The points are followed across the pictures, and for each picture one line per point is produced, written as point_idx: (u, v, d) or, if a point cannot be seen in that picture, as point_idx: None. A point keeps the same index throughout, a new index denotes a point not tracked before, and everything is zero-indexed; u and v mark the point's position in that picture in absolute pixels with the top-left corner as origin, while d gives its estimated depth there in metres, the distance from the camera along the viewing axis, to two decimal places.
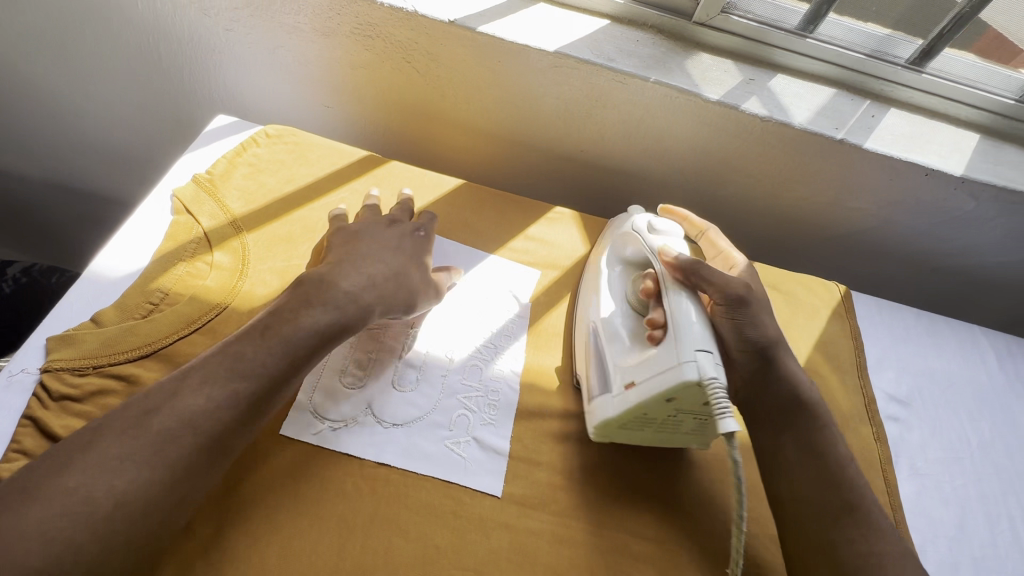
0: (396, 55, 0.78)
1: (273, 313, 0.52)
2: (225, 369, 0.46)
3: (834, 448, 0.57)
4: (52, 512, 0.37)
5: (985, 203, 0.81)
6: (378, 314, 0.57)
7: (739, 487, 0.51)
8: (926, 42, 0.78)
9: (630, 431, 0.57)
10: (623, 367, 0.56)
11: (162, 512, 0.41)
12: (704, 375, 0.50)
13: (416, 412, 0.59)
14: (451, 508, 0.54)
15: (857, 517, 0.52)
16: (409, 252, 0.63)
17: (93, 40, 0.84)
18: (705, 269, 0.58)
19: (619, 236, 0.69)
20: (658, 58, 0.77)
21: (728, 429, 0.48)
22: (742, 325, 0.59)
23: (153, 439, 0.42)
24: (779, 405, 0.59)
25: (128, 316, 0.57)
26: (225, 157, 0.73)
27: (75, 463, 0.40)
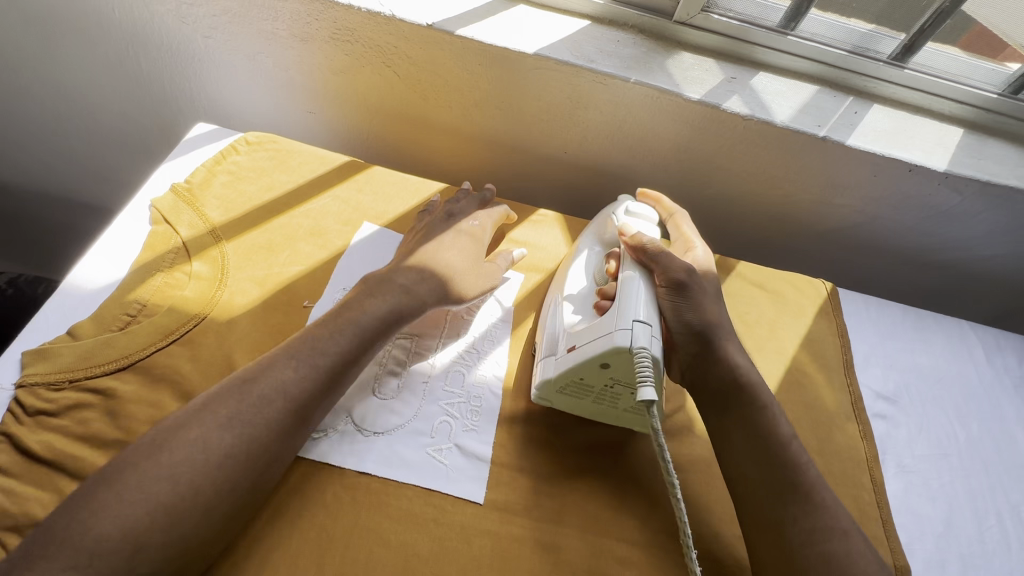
0: (376, 60, 0.78)
1: (342, 305, 0.58)
2: (311, 347, 0.53)
3: (777, 428, 0.56)
4: (176, 459, 0.44)
5: (970, 197, 0.80)
6: (431, 305, 0.61)
7: (670, 472, 0.49)
8: (908, 38, 0.78)
9: (568, 398, 0.59)
10: (567, 332, 0.60)
11: (263, 466, 0.47)
12: (635, 344, 0.53)
13: (398, 419, 0.58)
14: (433, 515, 0.53)
15: (800, 494, 0.52)
16: (464, 244, 0.68)
17: (72, 50, 0.84)
18: (656, 250, 0.63)
19: (599, 221, 0.73)
20: (639, 58, 0.76)
21: (644, 396, 0.50)
22: (683, 309, 0.61)
23: (257, 402, 0.48)
24: (721, 388, 0.59)
25: (105, 329, 0.57)
26: (204, 166, 0.73)
27: (194, 421, 0.46)
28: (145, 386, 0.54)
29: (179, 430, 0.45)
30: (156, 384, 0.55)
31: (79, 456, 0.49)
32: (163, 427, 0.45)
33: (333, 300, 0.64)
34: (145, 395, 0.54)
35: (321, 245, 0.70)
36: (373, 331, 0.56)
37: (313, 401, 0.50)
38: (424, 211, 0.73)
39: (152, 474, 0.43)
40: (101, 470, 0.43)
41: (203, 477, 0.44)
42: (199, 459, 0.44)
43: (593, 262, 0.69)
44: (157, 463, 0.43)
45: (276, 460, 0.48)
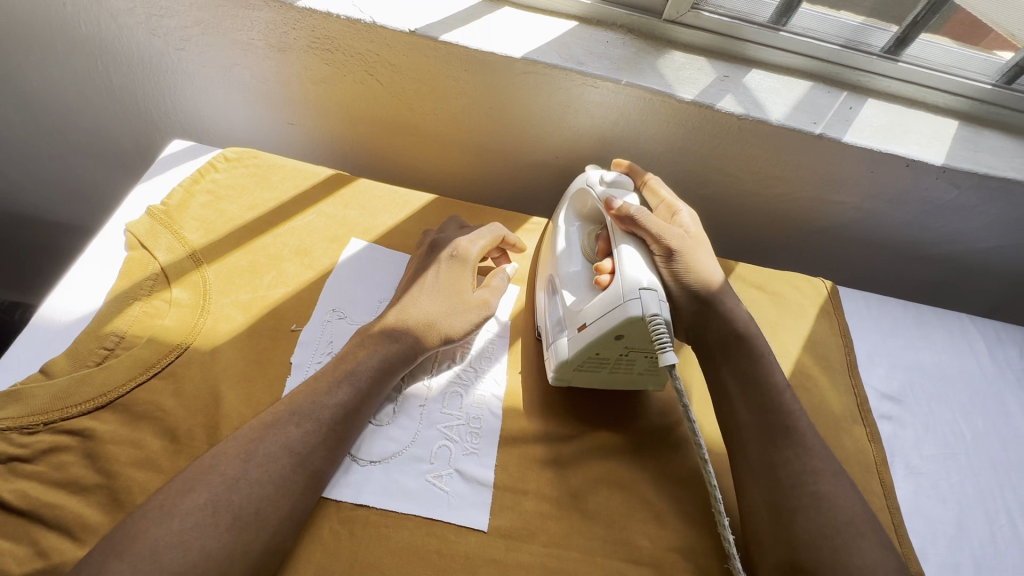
0: (357, 68, 0.75)
1: (337, 357, 0.56)
2: (311, 400, 0.51)
3: (772, 377, 0.58)
4: (187, 525, 0.41)
5: (968, 191, 0.79)
6: (413, 355, 0.57)
7: (693, 428, 0.52)
8: (901, 29, 0.77)
9: (586, 374, 0.59)
10: (574, 312, 0.59)
11: (274, 529, 0.44)
12: (647, 311, 0.52)
13: (395, 446, 0.56)
14: (435, 546, 0.51)
15: (791, 440, 0.54)
16: (444, 284, 0.63)
17: (38, 67, 0.80)
18: (644, 217, 0.60)
19: (576, 194, 0.70)
20: (629, 59, 0.74)
21: (667, 360, 0.51)
22: (683, 273, 0.60)
23: (263, 461, 0.46)
24: (721, 341, 0.60)
25: (81, 365, 0.54)
26: (181, 186, 0.70)
27: (200, 483, 0.43)
28: (125, 425, 0.51)
29: (181, 497, 0.42)
30: (138, 422, 0.52)
31: (57, 505, 0.46)
32: (167, 493, 0.43)
33: (321, 323, 0.62)
34: (126, 434, 0.51)
35: (307, 264, 0.67)
36: (369, 379, 0.54)
37: (319, 456, 0.48)
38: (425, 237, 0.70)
39: (159, 544, 0.40)
40: (103, 543, 0.40)
41: (213, 543, 0.41)
42: (209, 524, 0.41)
43: (581, 241, 0.67)
44: (166, 531, 0.40)
45: (288, 520, 0.45)
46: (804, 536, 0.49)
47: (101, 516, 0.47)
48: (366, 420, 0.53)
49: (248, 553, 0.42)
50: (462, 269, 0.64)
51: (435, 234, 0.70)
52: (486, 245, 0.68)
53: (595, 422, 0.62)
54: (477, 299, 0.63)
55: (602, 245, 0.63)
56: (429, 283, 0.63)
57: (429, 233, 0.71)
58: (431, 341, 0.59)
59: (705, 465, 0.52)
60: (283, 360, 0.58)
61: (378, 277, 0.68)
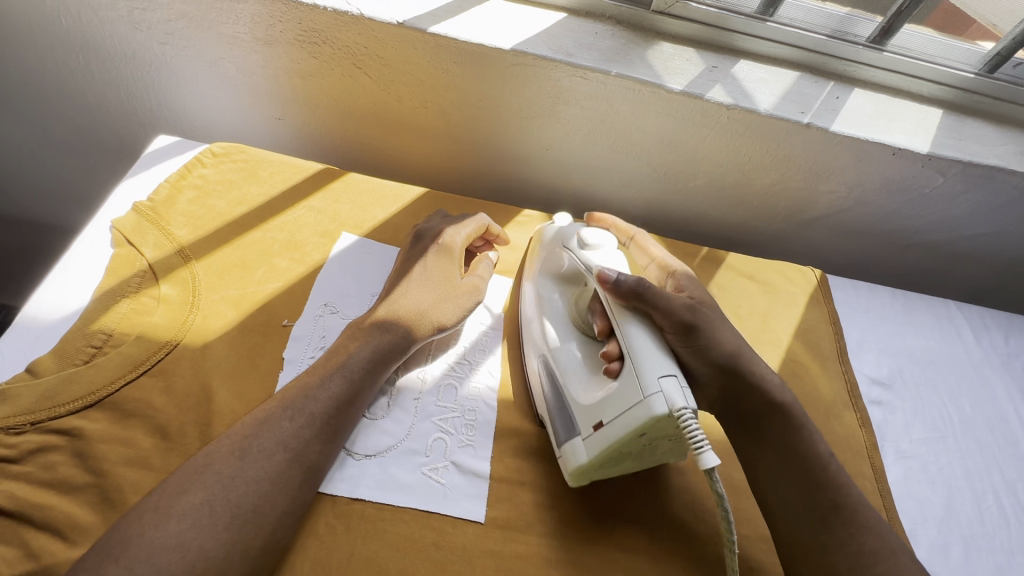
0: (345, 61, 0.74)
1: (329, 351, 0.55)
2: (301, 394, 0.50)
3: (816, 448, 0.55)
4: (184, 525, 0.40)
5: (953, 178, 0.80)
6: (404, 345, 0.57)
7: (729, 531, 0.46)
8: (885, 20, 0.77)
9: (608, 469, 0.53)
10: (585, 406, 0.53)
11: (272, 525, 0.44)
12: (674, 406, 0.47)
13: (390, 439, 0.56)
14: (432, 539, 0.51)
15: (843, 517, 0.52)
16: (433, 274, 0.62)
17: (17, 62, 0.78)
18: (650, 291, 0.54)
19: (551, 254, 0.68)
20: (619, 50, 0.74)
21: (707, 463, 0.45)
22: (704, 347, 0.55)
23: (259, 458, 0.45)
24: (755, 413, 0.57)
25: (68, 363, 0.53)
26: (168, 182, 0.69)
27: (194, 483, 0.43)
28: (115, 423, 0.51)
29: (176, 498, 0.42)
30: (128, 420, 0.51)
31: (47, 504, 0.46)
32: (161, 495, 0.42)
33: (314, 317, 0.61)
34: (116, 433, 0.50)
35: (298, 259, 0.66)
36: (361, 371, 0.53)
37: (315, 450, 0.48)
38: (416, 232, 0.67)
39: (155, 546, 0.39)
40: (97, 546, 0.39)
41: (211, 543, 0.40)
42: (207, 522, 0.41)
43: (564, 307, 0.64)
44: (161, 532, 0.40)
45: (286, 514, 0.45)
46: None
47: (92, 516, 0.46)
48: (359, 414, 0.53)
49: (245, 549, 0.42)
50: (450, 257, 0.64)
51: (421, 224, 0.70)
52: (472, 232, 0.68)
53: None
54: (466, 286, 0.64)
55: (600, 323, 0.58)
56: (418, 270, 0.62)
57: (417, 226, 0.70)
58: (425, 334, 0.59)
59: (729, 531, 0.46)
60: (276, 356, 0.58)
61: (370, 270, 0.67)
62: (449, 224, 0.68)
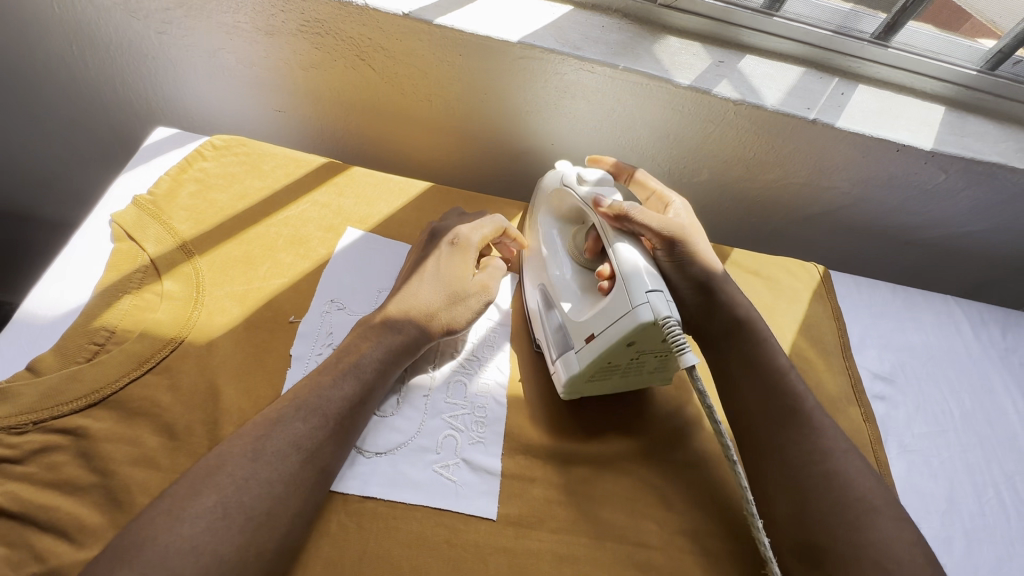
0: (349, 52, 0.73)
1: (341, 348, 0.54)
2: (315, 395, 0.49)
3: (777, 359, 0.59)
4: (198, 528, 0.40)
5: (955, 175, 0.81)
6: (413, 348, 0.56)
7: (722, 435, 0.49)
8: (889, 16, 0.77)
9: (597, 383, 0.57)
10: (578, 323, 0.57)
11: (286, 527, 0.43)
12: (659, 315, 0.50)
13: (401, 437, 0.55)
14: (445, 537, 0.50)
15: (798, 418, 0.55)
16: (445, 273, 0.61)
17: (10, 51, 0.76)
18: (638, 213, 0.58)
19: (550, 196, 0.69)
20: (626, 44, 0.74)
21: (688, 362, 0.48)
22: (687, 261, 0.61)
23: (273, 460, 0.44)
24: (723, 328, 0.61)
25: (71, 361, 0.51)
26: (168, 175, 0.67)
27: (207, 485, 0.42)
28: (120, 422, 0.50)
29: (188, 499, 0.41)
30: (134, 419, 0.50)
31: (53, 506, 0.45)
32: (172, 497, 0.41)
33: (320, 313, 0.60)
34: (122, 432, 0.49)
35: (303, 255, 0.65)
36: (374, 371, 0.53)
37: (327, 450, 0.47)
38: (433, 230, 0.66)
39: (167, 549, 0.38)
40: (107, 550, 0.38)
41: (225, 546, 0.40)
42: (220, 526, 0.40)
43: (566, 242, 0.66)
44: (173, 536, 0.39)
45: (299, 516, 0.44)
46: (837, 544, 0.47)
47: (98, 518, 0.45)
48: (370, 413, 0.52)
49: (258, 549, 0.41)
50: (464, 255, 0.63)
51: (438, 223, 0.68)
52: (490, 235, 0.66)
53: (601, 407, 0.62)
54: (476, 285, 0.62)
55: (592, 245, 0.62)
56: (430, 270, 0.61)
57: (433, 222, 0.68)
58: (437, 332, 0.58)
59: (726, 448, 0.49)
60: (283, 353, 0.57)
61: (377, 266, 0.67)
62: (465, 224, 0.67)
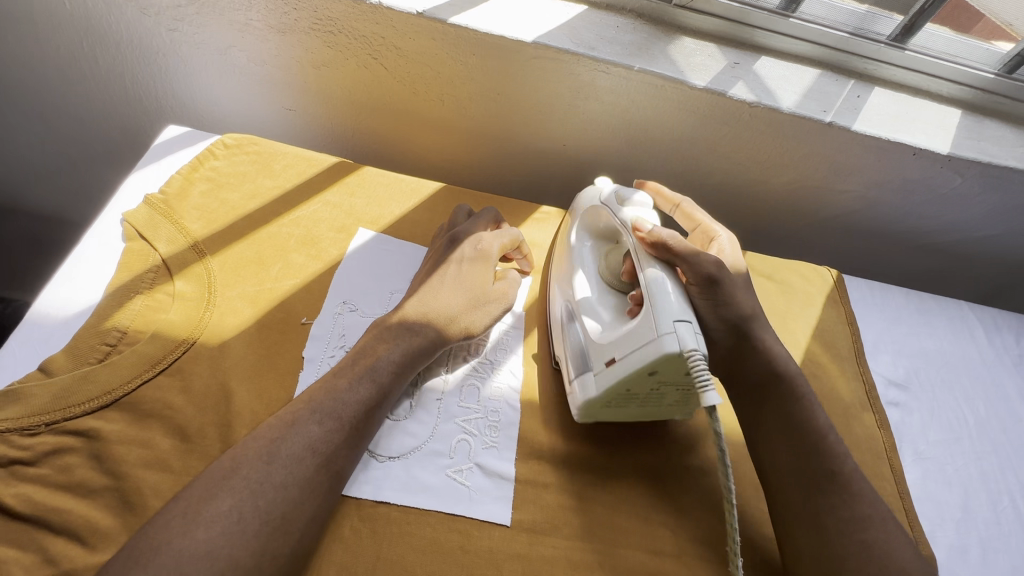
0: (362, 51, 0.72)
1: (355, 350, 0.54)
2: (331, 398, 0.49)
3: (814, 418, 0.56)
4: (213, 533, 0.39)
5: (971, 179, 0.80)
6: (429, 353, 0.56)
7: (727, 476, 0.48)
8: (907, 18, 0.76)
9: (614, 409, 0.55)
10: (599, 344, 0.55)
11: (300, 532, 0.43)
12: (685, 347, 0.48)
13: (414, 441, 0.55)
14: (459, 542, 0.50)
15: (836, 485, 0.52)
16: (467, 280, 0.61)
17: (21, 48, 0.75)
18: (678, 243, 0.56)
19: (586, 212, 0.68)
20: (641, 45, 0.73)
21: (711, 401, 0.47)
22: (720, 303, 0.58)
23: (288, 463, 0.44)
24: (754, 378, 0.59)
25: (82, 362, 0.51)
26: (179, 173, 0.67)
27: (222, 489, 0.41)
28: (133, 424, 0.49)
29: (202, 504, 0.40)
30: (146, 420, 0.50)
31: (66, 508, 0.44)
32: (187, 502, 0.40)
33: (333, 315, 0.60)
34: (135, 434, 0.49)
35: (315, 255, 0.65)
36: (390, 374, 0.52)
37: (342, 455, 0.47)
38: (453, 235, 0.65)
39: (181, 555, 0.38)
40: (122, 555, 0.38)
41: (241, 551, 0.39)
42: (236, 530, 0.40)
43: (597, 261, 0.65)
44: (188, 542, 0.38)
45: (313, 521, 0.44)
46: None
47: (111, 521, 0.45)
48: (384, 416, 0.52)
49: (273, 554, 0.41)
50: (486, 262, 0.62)
51: (452, 227, 0.67)
52: (509, 244, 0.66)
53: None
54: (497, 291, 0.62)
55: (626, 268, 0.60)
56: (452, 274, 0.61)
57: (449, 227, 0.68)
58: (453, 335, 0.57)
59: (727, 476, 0.49)
60: (295, 355, 0.57)
61: (389, 268, 0.66)
62: (485, 230, 0.66)
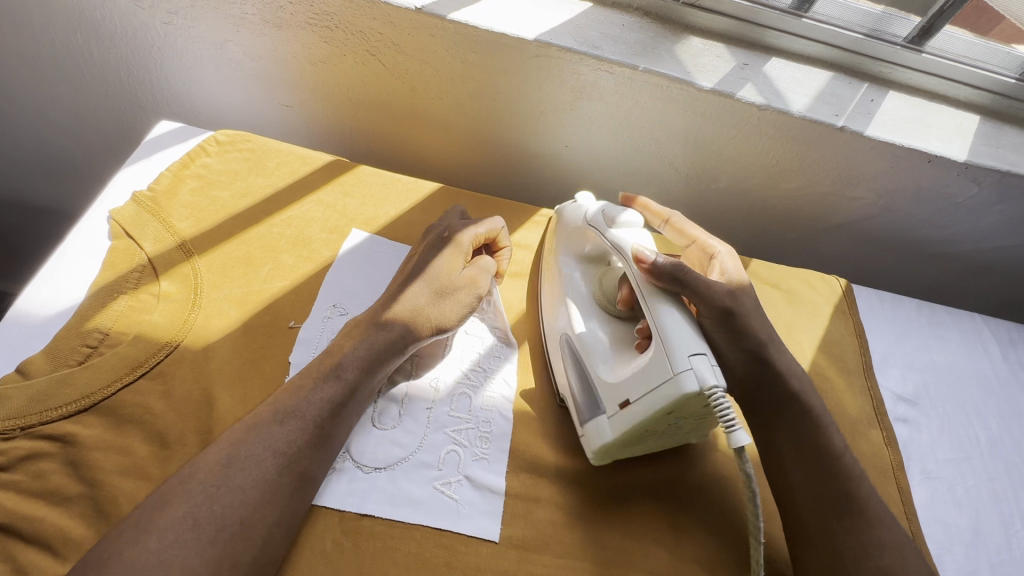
0: (359, 47, 0.70)
1: (325, 350, 0.52)
2: (294, 398, 0.47)
3: (832, 441, 0.54)
4: (167, 540, 0.38)
5: (988, 188, 0.77)
6: (395, 349, 0.53)
7: (756, 513, 0.46)
8: (925, 20, 0.73)
9: (630, 447, 0.53)
10: (611, 384, 0.53)
11: (263, 537, 0.41)
12: (704, 384, 0.46)
13: (401, 451, 0.53)
14: (444, 558, 0.48)
15: (853, 509, 0.51)
16: (437, 269, 0.58)
17: (13, 39, 0.74)
18: (686, 273, 0.53)
19: (572, 234, 0.65)
20: (646, 44, 0.70)
21: (738, 442, 0.45)
22: (739, 333, 0.56)
23: (246, 465, 0.42)
24: (771, 401, 0.57)
25: (61, 364, 0.50)
26: (169, 171, 0.65)
27: (177, 496, 0.40)
28: (110, 429, 0.48)
29: (169, 518, 0.39)
30: (125, 426, 0.48)
31: (38, 517, 0.43)
32: (145, 509, 0.39)
33: (322, 319, 0.58)
34: (112, 440, 0.47)
35: (306, 256, 0.63)
36: (356, 371, 0.50)
37: (307, 456, 0.45)
38: (429, 230, 0.64)
39: (137, 565, 0.36)
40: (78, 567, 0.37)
41: (194, 559, 0.37)
42: (190, 538, 0.38)
43: (591, 289, 0.62)
44: (143, 551, 0.37)
45: (277, 526, 0.42)
46: None
47: (84, 530, 0.43)
48: (357, 415, 0.50)
49: (243, 569, 0.39)
50: (455, 251, 0.60)
51: (432, 225, 0.66)
52: (484, 234, 0.63)
53: None
54: (467, 279, 0.59)
55: (625, 293, 0.58)
56: (421, 264, 0.59)
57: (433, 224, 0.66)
58: (422, 330, 0.55)
59: (757, 515, 0.46)
60: (282, 360, 0.55)
61: (381, 271, 0.64)
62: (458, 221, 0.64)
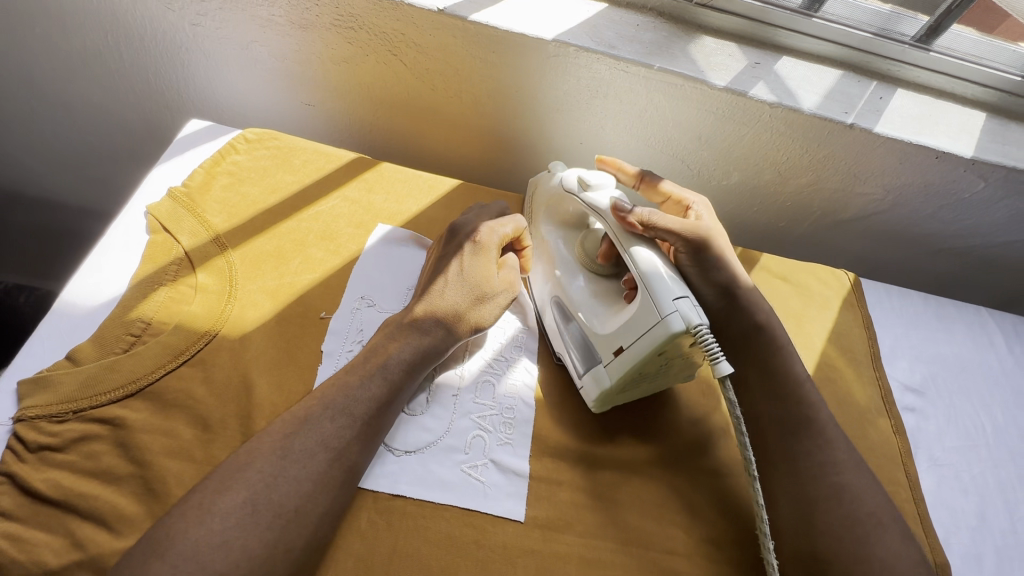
0: (382, 48, 0.73)
1: (368, 348, 0.54)
2: (342, 395, 0.49)
3: (792, 368, 0.59)
4: (228, 524, 0.40)
5: (994, 183, 0.79)
6: (436, 352, 0.55)
7: (741, 436, 0.51)
8: (932, 19, 0.75)
9: (627, 391, 0.57)
10: (605, 337, 0.57)
11: (315, 524, 0.43)
12: (691, 323, 0.49)
13: (430, 436, 0.55)
14: (474, 537, 0.50)
15: (811, 431, 0.56)
16: (472, 275, 0.59)
17: (47, 41, 0.76)
18: (655, 218, 0.58)
19: (551, 200, 0.68)
20: (660, 43, 0.72)
21: (723, 371, 0.49)
22: (713, 270, 0.62)
23: (301, 458, 0.45)
24: (744, 330, 0.62)
25: (109, 351, 0.52)
26: (202, 168, 0.68)
27: (236, 481, 0.42)
28: (157, 414, 0.50)
29: (220, 495, 0.41)
30: (169, 411, 0.51)
31: (93, 495, 0.45)
32: (204, 492, 0.42)
33: (351, 310, 0.60)
34: (158, 424, 0.50)
35: (334, 250, 0.65)
36: (401, 371, 0.53)
37: (354, 449, 0.47)
38: (453, 228, 0.64)
39: (200, 544, 0.39)
40: (141, 544, 0.39)
41: (255, 541, 0.40)
42: (249, 522, 0.41)
43: (571, 251, 0.65)
44: (204, 531, 0.39)
45: (327, 514, 0.44)
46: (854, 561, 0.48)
47: (136, 507, 0.46)
48: (399, 409, 0.53)
49: (289, 545, 0.42)
50: (486, 256, 0.61)
51: (453, 220, 0.66)
52: (511, 233, 0.64)
53: (631, 414, 0.62)
54: (503, 283, 0.61)
55: (603, 249, 0.62)
56: (454, 268, 0.60)
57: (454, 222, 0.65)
58: (462, 330, 0.57)
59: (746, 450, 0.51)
60: (315, 349, 0.57)
61: (406, 264, 0.66)
62: (485, 220, 0.65)
